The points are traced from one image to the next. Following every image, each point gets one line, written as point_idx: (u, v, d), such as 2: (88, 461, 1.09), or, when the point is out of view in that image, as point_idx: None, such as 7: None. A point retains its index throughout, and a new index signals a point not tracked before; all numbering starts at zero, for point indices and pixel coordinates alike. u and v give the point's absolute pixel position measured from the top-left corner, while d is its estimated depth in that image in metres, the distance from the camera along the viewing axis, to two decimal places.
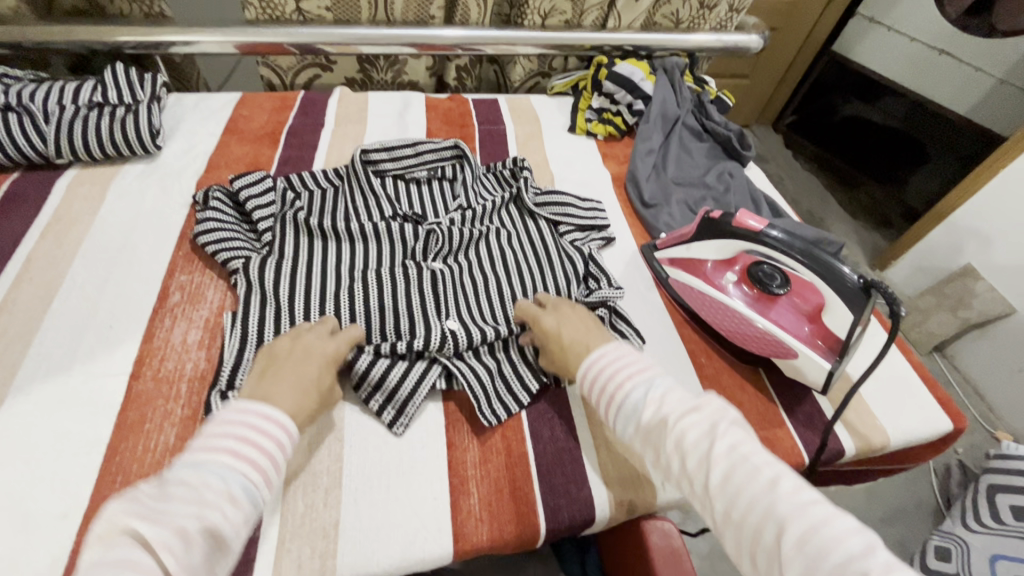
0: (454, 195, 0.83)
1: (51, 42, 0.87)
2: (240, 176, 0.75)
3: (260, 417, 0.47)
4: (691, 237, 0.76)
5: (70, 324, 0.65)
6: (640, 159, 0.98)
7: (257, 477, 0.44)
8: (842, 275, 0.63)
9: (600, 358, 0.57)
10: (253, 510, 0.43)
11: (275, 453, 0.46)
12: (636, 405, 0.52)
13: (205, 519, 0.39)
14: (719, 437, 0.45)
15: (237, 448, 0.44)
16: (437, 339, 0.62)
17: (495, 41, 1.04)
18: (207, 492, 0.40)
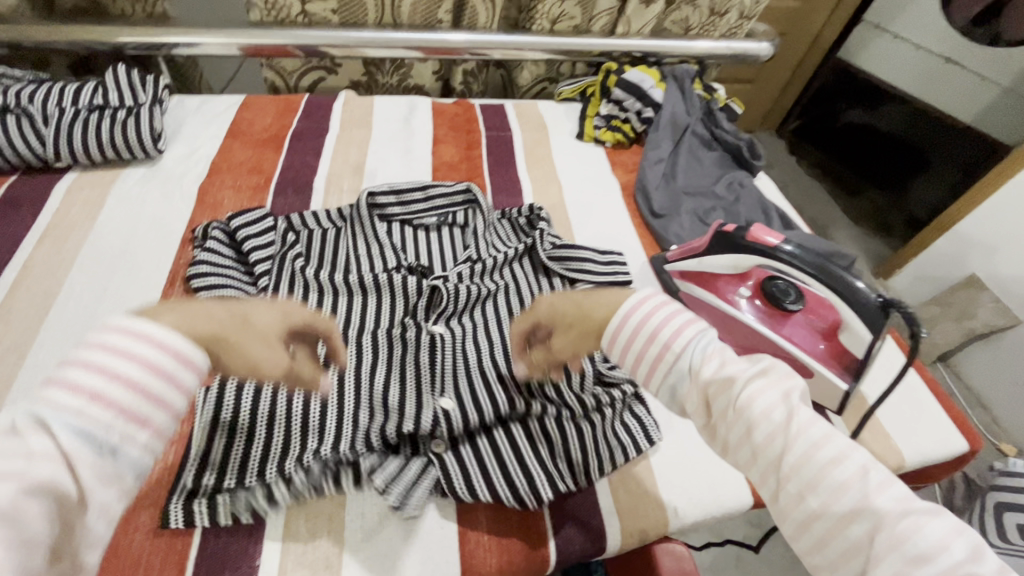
0: (465, 244, 0.80)
1: (52, 42, 0.85)
2: (240, 213, 0.74)
3: (125, 342, 0.35)
4: (704, 251, 0.73)
5: (66, 334, 0.63)
6: (650, 168, 0.97)
7: (104, 418, 0.33)
8: (855, 289, 0.61)
9: (642, 302, 0.45)
10: (111, 462, 0.33)
11: (140, 390, 0.34)
12: (688, 359, 0.42)
13: (27, 481, 0.30)
14: (798, 410, 0.38)
15: (85, 381, 0.33)
16: (429, 422, 0.55)
17: (503, 46, 1.03)
18: (35, 440, 0.31)
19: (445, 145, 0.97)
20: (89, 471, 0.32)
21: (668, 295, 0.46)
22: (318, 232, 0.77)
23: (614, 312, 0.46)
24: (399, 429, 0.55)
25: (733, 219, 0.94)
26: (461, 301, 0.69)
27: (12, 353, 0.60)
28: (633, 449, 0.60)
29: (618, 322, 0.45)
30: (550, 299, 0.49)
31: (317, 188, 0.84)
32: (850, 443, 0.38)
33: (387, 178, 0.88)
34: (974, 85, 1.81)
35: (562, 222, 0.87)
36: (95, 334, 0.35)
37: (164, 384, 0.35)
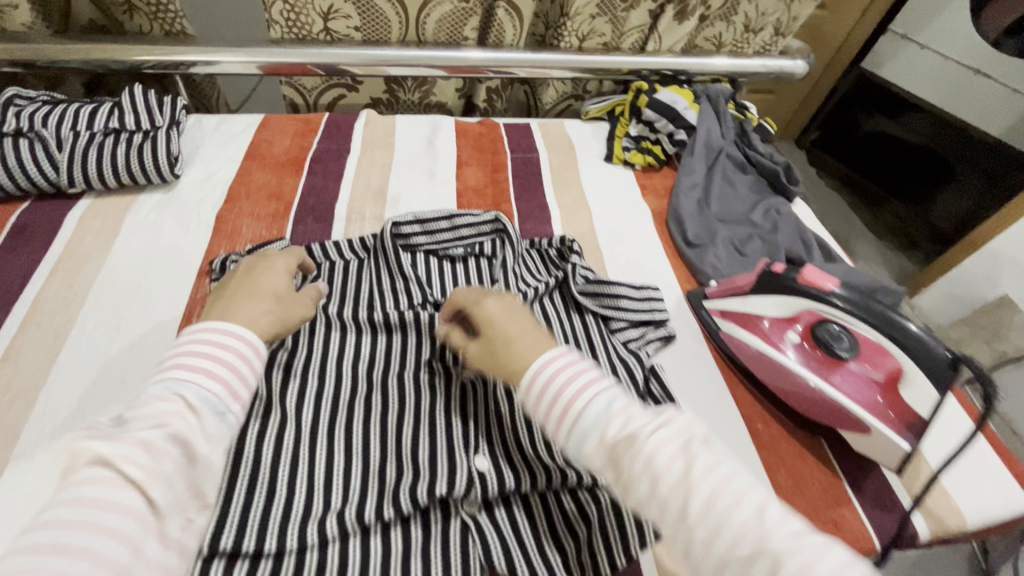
0: (492, 277, 0.76)
1: (68, 61, 0.82)
2: (260, 246, 0.71)
3: (221, 334, 0.47)
4: (748, 290, 0.71)
5: (77, 377, 0.60)
6: (683, 195, 0.92)
7: (215, 389, 0.43)
8: (912, 334, 0.59)
9: (547, 357, 0.48)
10: (219, 420, 0.43)
11: (238, 365, 0.46)
12: (592, 417, 0.43)
13: (168, 427, 0.40)
14: (697, 458, 0.40)
15: (190, 364, 0.44)
16: (463, 485, 0.53)
17: (528, 64, 0.99)
18: (165, 405, 0.41)
19: (470, 168, 0.93)
20: (201, 429, 0.41)
21: (570, 349, 0.49)
22: (342, 265, 0.74)
23: (528, 372, 0.48)
24: (432, 493, 0.52)
25: (771, 249, 0.89)
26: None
27: (20, 397, 0.57)
28: None
29: (527, 379, 0.47)
30: (484, 309, 0.54)
31: (338, 215, 0.81)
32: (747, 485, 0.39)
33: (410, 204, 0.85)
34: (1007, 99, 1.68)
35: (593, 253, 0.83)
36: (191, 334, 0.46)
37: (250, 364, 0.47)
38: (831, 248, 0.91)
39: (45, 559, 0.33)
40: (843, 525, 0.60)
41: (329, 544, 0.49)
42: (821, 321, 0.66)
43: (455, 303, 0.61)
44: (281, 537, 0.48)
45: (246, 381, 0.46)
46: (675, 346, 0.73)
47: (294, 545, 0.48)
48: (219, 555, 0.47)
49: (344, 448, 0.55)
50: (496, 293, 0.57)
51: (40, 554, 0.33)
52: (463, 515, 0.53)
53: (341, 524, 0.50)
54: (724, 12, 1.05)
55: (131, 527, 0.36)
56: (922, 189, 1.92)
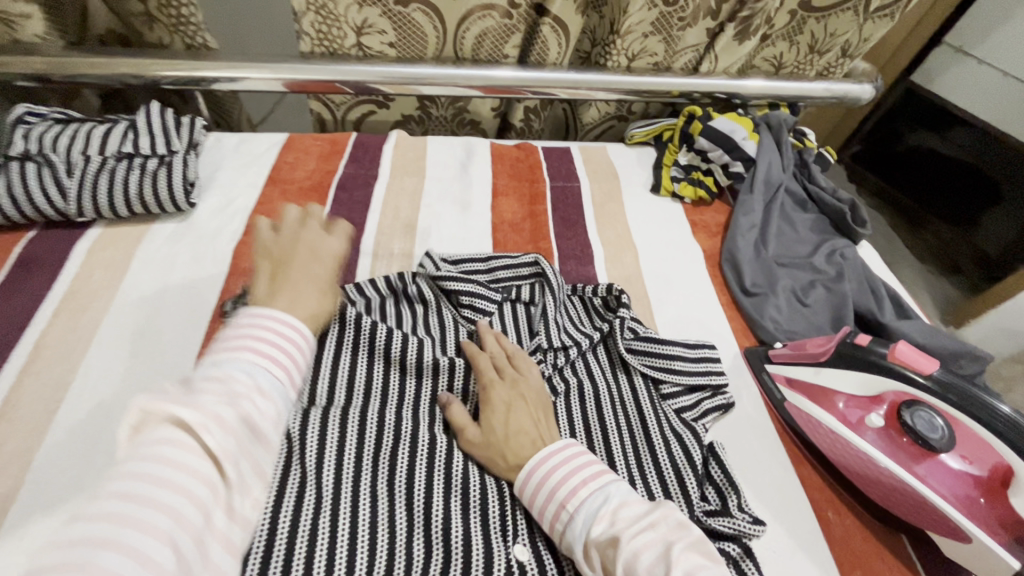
0: (532, 329, 0.68)
1: (85, 76, 0.77)
2: None
3: (282, 320, 0.45)
4: (824, 361, 0.63)
5: (75, 436, 0.54)
6: (740, 234, 0.84)
7: (281, 375, 0.42)
8: (1003, 415, 0.53)
9: (550, 457, 0.52)
10: (285, 407, 0.42)
11: (298, 355, 0.45)
12: (587, 522, 0.48)
13: (239, 407, 0.38)
14: (676, 563, 0.43)
15: (262, 349, 0.42)
16: None
17: (572, 86, 0.91)
18: (234, 384, 0.39)
19: (506, 198, 0.86)
20: (267, 414, 0.40)
21: (576, 448, 0.53)
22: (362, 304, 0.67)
23: (525, 469, 0.52)
24: None
25: (837, 298, 0.79)
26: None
27: (12, 458, 0.51)
28: None
29: (528, 478, 0.52)
30: (493, 381, 0.58)
31: (364, 250, 0.75)
32: None
33: (441, 239, 0.78)
34: None
35: (640, 300, 0.75)
36: (261, 314, 0.45)
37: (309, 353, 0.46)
38: (904, 303, 0.82)
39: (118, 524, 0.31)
40: None
41: None
42: (911, 402, 0.58)
43: (471, 359, 0.61)
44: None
45: (301, 365, 0.45)
46: (733, 415, 0.66)
47: None
48: None
49: (371, 520, 0.49)
50: (519, 375, 0.60)
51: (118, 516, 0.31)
52: None
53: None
54: (788, 30, 0.97)
55: (206, 495, 0.34)
56: (969, 211, 1.77)
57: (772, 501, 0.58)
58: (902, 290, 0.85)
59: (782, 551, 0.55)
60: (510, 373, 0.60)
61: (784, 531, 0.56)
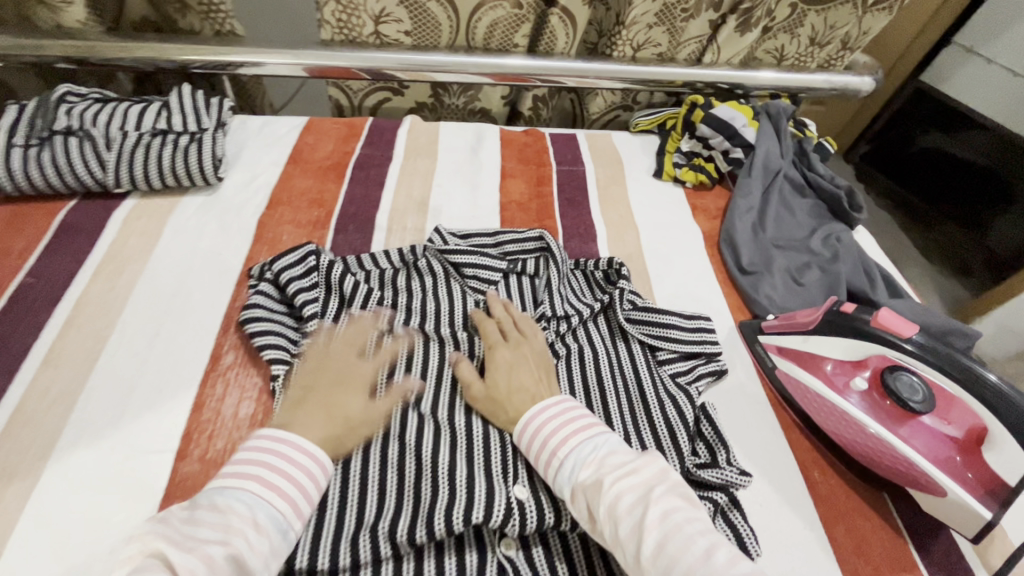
0: (535, 298, 0.72)
1: (121, 59, 0.83)
2: (289, 250, 0.70)
3: (289, 447, 0.49)
4: (812, 328, 0.66)
5: (114, 383, 0.58)
6: (738, 216, 0.87)
7: (282, 508, 0.46)
8: (988, 383, 0.54)
9: (547, 408, 0.56)
10: (284, 537, 0.45)
11: (302, 481, 0.48)
12: (575, 467, 0.52)
13: (229, 545, 0.42)
14: (653, 504, 0.47)
15: (269, 480, 0.47)
16: (500, 516, 0.51)
17: (579, 74, 0.95)
18: (231, 519, 0.44)
19: (514, 179, 0.90)
20: (257, 548, 0.43)
21: (574, 402, 0.58)
22: (376, 274, 0.72)
23: (522, 420, 0.56)
24: (467, 524, 0.51)
25: (831, 278, 0.82)
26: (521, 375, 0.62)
27: (57, 400, 0.56)
28: None
29: (527, 425, 0.56)
30: (495, 345, 0.63)
31: (379, 224, 0.79)
32: (703, 531, 0.46)
33: (452, 216, 0.82)
34: None
35: (640, 276, 0.79)
36: (280, 441, 0.49)
37: (315, 479, 0.49)
38: (897, 284, 0.85)
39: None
40: None
41: (361, 568, 0.49)
42: (893, 367, 0.61)
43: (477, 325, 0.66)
44: (314, 555, 0.48)
45: (313, 497, 0.49)
46: (726, 382, 0.69)
47: (328, 567, 0.48)
48: None
49: (382, 460, 0.55)
50: (522, 338, 0.64)
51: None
52: (500, 556, 0.52)
53: (375, 548, 0.49)
54: (789, 24, 1.00)
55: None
56: (977, 214, 1.77)
57: (760, 459, 0.62)
58: (896, 272, 0.88)
59: (767, 505, 0.58)
60: (514, 337, 0.64)
61: (771, 487, 0.60)
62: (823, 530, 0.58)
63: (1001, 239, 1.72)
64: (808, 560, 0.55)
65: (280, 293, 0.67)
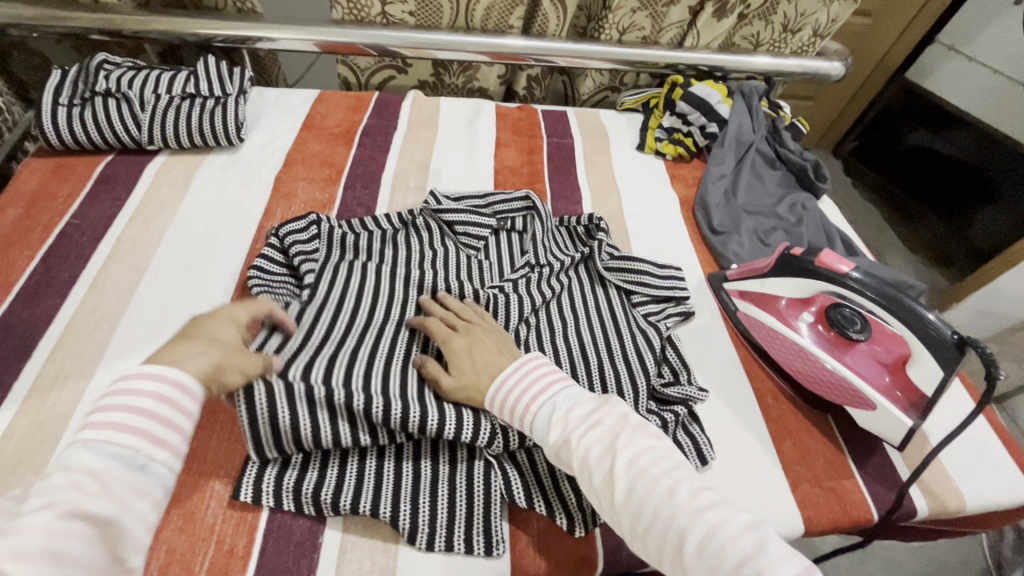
0: (523, 249, 0.81)
1: (150, 32, 0.91)
2: (291, 220, 0.75)
3: (136, 388, 0.41)
4: (768, 271, 0.74)
5: (152, 307, 0.66)
6: (711, 183, 0.96)
7: (128, 444, 0.39)
8: (928, 322, 0.59)
9: (507, 380, 0.59)
10: (141, 474, 0.39)
11: (154, 410, 0.41)
12: (545, 428, 0.56)
13: (63, 505, 0.35)
14: (620, 452, 0.50)
15: (100, 423, 0.39)
16: (486, 435, 0.58)
17: (569, 54, 1.03)
18: (63, 476, 0.36)
19: (507, 148, 0.98)
20: (104, 499, 0.36)
21: (526, 367, 0.60)
22: (377, 234, 0.79)
23: (490, 395, 0.59)
24: (457, 436, 0.58)
25: (795, 239, 0.91)
26: (508, 315, 0.69)
27: (104, 319, 0.64)
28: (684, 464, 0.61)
29: (495, 399, 0.58)
30: (448, 336, 0.63)
31: (384, 183, 0.87)
32: (667, 472, 0.49)
33: (450, 178, 0.90)
34: None
35: (619, 233, 0.87)
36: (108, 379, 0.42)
37: (173, 407, 0.42)
38: (854, 244, 0.93)
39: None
40: (843, 493, 0.63)
41: (366, 455, 0.57)
42: (834, 304, 0.70)
43: (426, 328, 0.65)
44: (319, 433, 0.54)
45: (175, 427, 0.42)
46: (693, 323, 0.77)
47: (332, 443, 0.55)
48: (289, 465, 0.55)
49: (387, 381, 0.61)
50: (471, 323, 0.66)
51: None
52: (487, 456, 0.59)
53: (374, 435, 0.56)
54: (762, 12, 1.09)
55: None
56: (964, 206, 1.80)
57: (719, 386, 0.70)
58: (854, 235, 0.96)
59: (723, 421, 0.67)
60: (462, 323, 0.65)
61: (727, 407, 0.68)
62: (772, 444, 0.66)
63: (982, 232, 1.75)
64: (757, 466, 0.63)
65: (285, 259, 0.73)
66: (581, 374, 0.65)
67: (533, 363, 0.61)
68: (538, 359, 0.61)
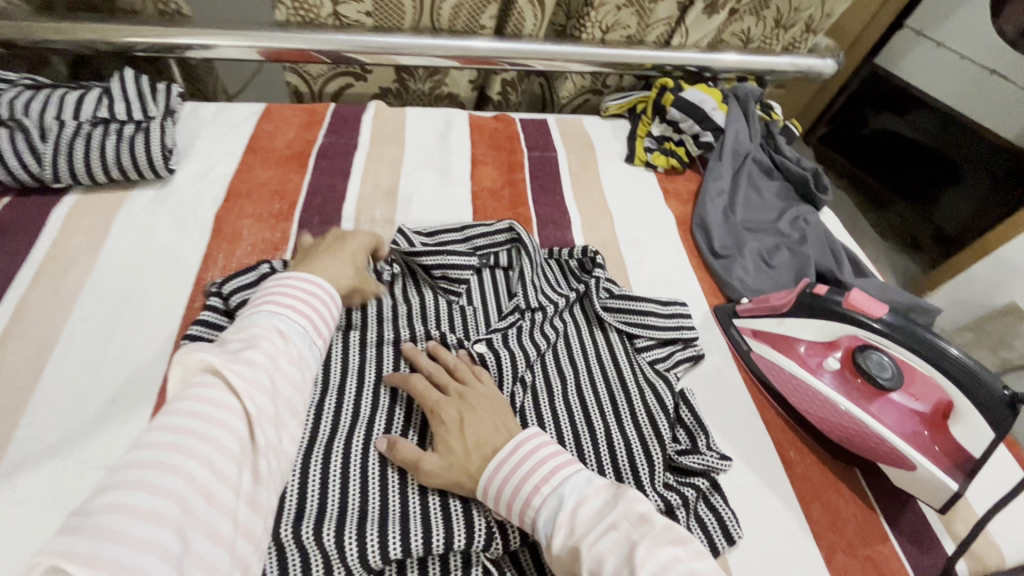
0: (510, 291, 0.70)
1: (54, 42, 0.76)
2: (235, 275, 0.62)
3: (300, 284, 0.56)
4: (786, 311, 0.67)
5: (61, 395, 0.54)
6: (710, 200, 0.88)
7: (301, 322, 0.53)
8: (973, 372, 0.55)
9: (503, 465, 0.50)
10: (304, 348, 0.52)
11: (318, 305, 0.56)
12: (546, 529, 0.47)
13: (262, 350, 0.47)
14: (640, 569, 0.42)
15: (281, 300, 0.54)
16: (482, 539, 0.49)
17: (547, 57, 0.93)
18: (259, 329, 0.49)
19: (485, 167, 0.88)
20: (284, 351, 0.49)
21: (525, 448, 0.50)
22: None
23: (482, 485, 0.49)
24: (447, 545, 0.48)
25: (800, 259, 0.83)
26: (501, 376, 0.60)
27: None
28: (711, 549, 0.53)
29: (488, 490, 0.49)
30: (434, 402, 0.54)
31: (346, 216, 0.76)
32: None
33: (423, 206, 0.79)
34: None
35: (615, 263, 0.79)
36: (277, 279, 0.57)
37: (327, 305, 0.57)
38: (861, 263, 0.87)
39: (170, 452, 0.38)
40: (882, 564, 0.56)
41: None
42: (862, 346, 0.62)
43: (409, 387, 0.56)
44: None
45: (325, 317, 0.56)
46: (703, 366, 0.69)
47: None
48: None
49: (363, 476, 0.51)
50: (466, 387, 0.56)
51: (178, 431, 0.40)
52: (485, 562, 0.50)
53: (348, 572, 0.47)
54: (754, 6, 1.00)
55: (239, 422, 0.42)
56: (926, 190, 1.73)
57: (738, 444, 0.63)
58: (860, 251, 0.90)
59: (747, 487, 0.59)
60: (454, 386, 0.56)
61: (750, 469, 0.61)
62: (802, 510, 0.59)
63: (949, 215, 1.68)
64: (788, 539, 0.56)
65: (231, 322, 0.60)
66: (587, 448, 0.57)
67: (534, 441, 0.51)
68: (535, 437, 0.51)
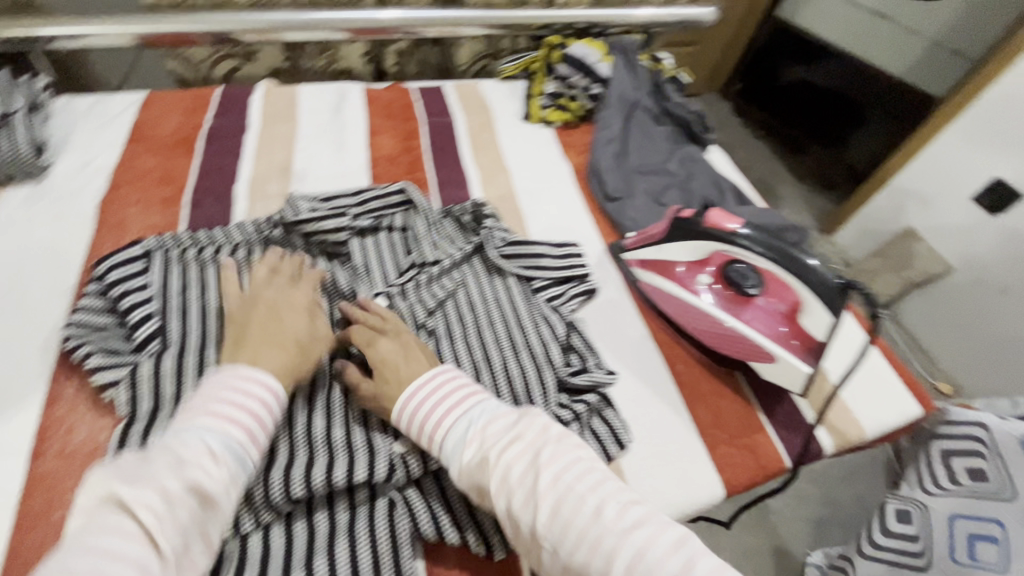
0: (408, 249, 0.73)
1: None
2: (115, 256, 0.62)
3: (241, 381, 0.47)
4: (661, 238, 0.73)
5: None
6: (601, 149, 0.92)
7: (237, 435, 0.43)
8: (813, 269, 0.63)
9: (416, 397, 0.53)
10: (241, 466, 0.43)
11: (259, 412, 0.46)
12: (457, 447, 0.50)
13: (186, 476, 0.39)
14: (544, 468, 0.46)
15: (216, 411, 0.44)
16: (384, 471, 0.52)
17: (436, 23, 0.94)
18: (186, 452, 0.40)
19: (382, 136, 0.89)
20: (217, 475, 0.41)
21: (439, 380, 0.54)
22: (225, 248, 0.67)
23: (396, 415, 0.53)
24: (349, 480, 0.51)
25: (687, 196, 0.90)
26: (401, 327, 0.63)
27: None
28: (603, 456, 0.59)
29: (401, 418, 0.53)
30: (367, 342, 0.57)
31: (239, 195, 0.76)
32: (600, 487, 0.46)
33: (318, 178, 0.80)
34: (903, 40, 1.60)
35: (514, 216, 0.82)
36: (212, 379, 0.47)
37: (271, 411, 0.47)
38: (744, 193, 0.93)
39: None
40: (755, 449, 0.63)
41: (248, 535, 0.49)
42: (731, 262, 0.69)
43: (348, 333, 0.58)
44: None
45: (264, 425, 0.46)
46: (599, 300, 0.74)
47: None
48: None
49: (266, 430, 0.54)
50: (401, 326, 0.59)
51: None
52: (390, 492, 0.53)
53: (256, 516, 0.49)
54: None
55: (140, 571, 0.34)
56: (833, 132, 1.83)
57: (628, 365, 0.68)
58: (744, 183, 0.97)
59: (637, 399, 0.65)
60: (392, 326, 0.59)
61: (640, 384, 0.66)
62: (686, 413, 0.65)
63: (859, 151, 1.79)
64: (673, 441, 0.62)
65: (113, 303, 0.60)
66: (486, 381, 0.61)
67: (449, 374, 0.55)
68: (447, 370, 0.55)
